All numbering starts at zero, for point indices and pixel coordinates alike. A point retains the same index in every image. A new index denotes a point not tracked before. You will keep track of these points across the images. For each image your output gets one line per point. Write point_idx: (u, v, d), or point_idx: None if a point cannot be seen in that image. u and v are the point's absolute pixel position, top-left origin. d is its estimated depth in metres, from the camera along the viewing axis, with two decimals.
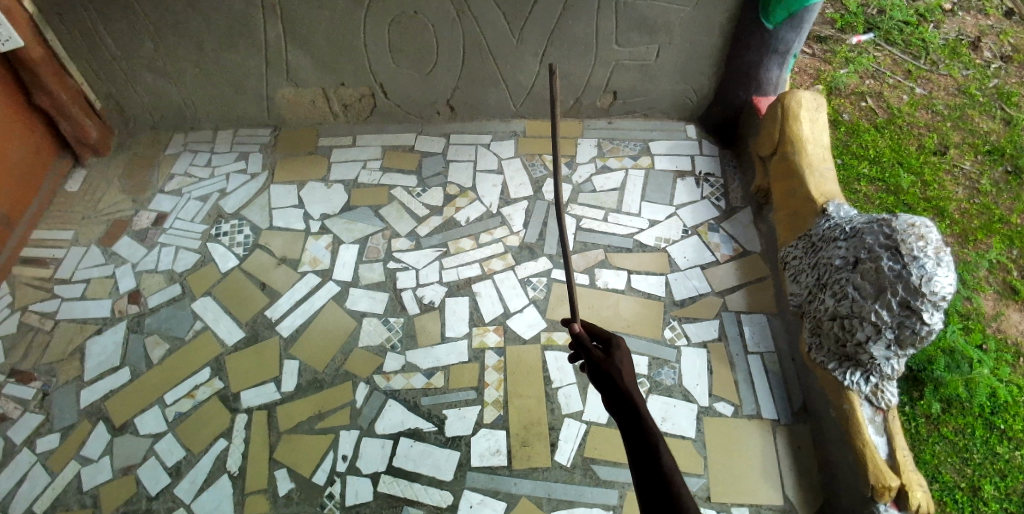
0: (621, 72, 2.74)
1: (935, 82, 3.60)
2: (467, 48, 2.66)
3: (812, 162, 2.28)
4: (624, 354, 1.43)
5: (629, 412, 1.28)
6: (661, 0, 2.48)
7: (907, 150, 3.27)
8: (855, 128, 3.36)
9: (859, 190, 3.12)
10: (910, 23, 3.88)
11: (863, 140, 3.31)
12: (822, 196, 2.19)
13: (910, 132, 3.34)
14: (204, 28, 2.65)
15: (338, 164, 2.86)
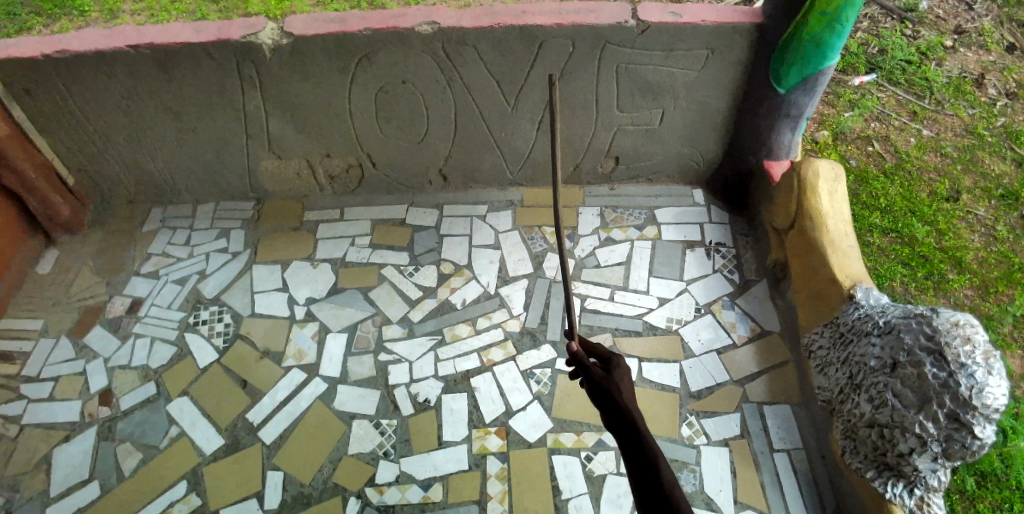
0: (625, 137, 2.56)
1: (941, 122, 3.36)
2: (459, 116, 2.45)
3: (834, 239, 2.10)
4: (624, 371, 1.33)
5: (630, 434, 1.19)
6: (666, 64, 2.28)
7: (918, 197, 3.05)
8: (864, 176, 3.14)
9: (872, 242, 2.91)
10: (914, 58, 3.61)
11: (873, 188, 3.10)
12: (848, 279, 2.01)
13: (920, 178, 3.12)
14: (179, 100, 2.42)
15: (324, 241, 2.69)
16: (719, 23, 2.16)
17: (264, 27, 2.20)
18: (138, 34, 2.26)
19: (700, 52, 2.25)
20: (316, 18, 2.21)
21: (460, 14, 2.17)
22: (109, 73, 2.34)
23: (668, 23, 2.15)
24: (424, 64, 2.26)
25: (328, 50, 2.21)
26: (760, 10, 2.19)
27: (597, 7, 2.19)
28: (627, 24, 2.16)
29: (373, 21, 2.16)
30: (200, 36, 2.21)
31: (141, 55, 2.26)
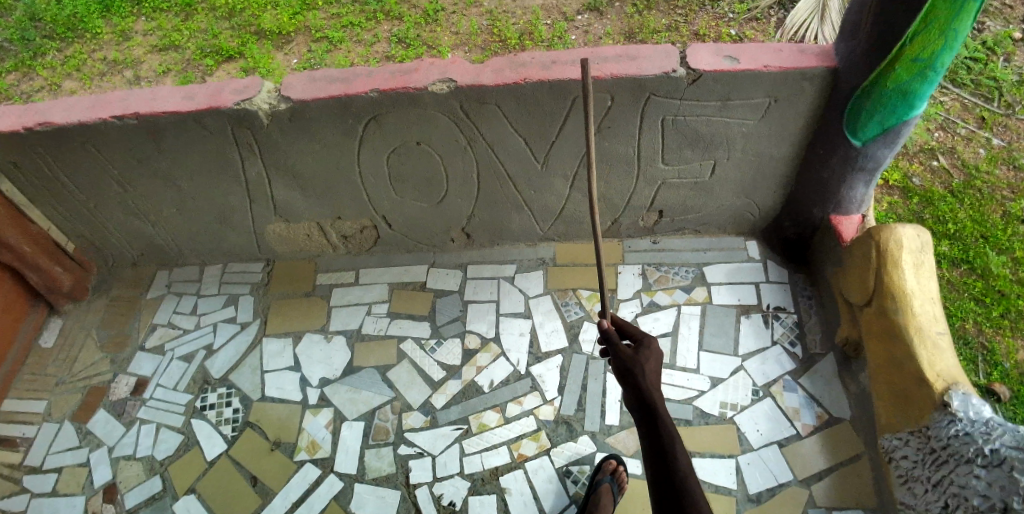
0: (669, 190, 2.25)
1: (1014, 129, 2.82)
2: (482, 176, 2.17)
3: (922, 326, 1.81)
4: (653, 351, 1.37)
5: (649, 416, 1.26)
6: (722, 114, 1.96)
7: (990, 221, 2.59)
8: (927, 196, 2.65)
9: (939, 275, 2.50)
10: (979, 55, 3.03)
11: (942, 211, 2.61)
12: (941, 378, 1.71)
13: (992, 197, 2.64)
14: (174, 169, 2.20)
15: (338, 308, 2.46)
16: (785, 68, 1.83)
17: (259, 90, 1.94)
18: (125, 101, 2.03)
19: (761, 99, 1.92)
20: (316, 77, 1.93)
21: (478, 68, 1.88)
22: (97, 143, 2.12)
23: (723, 70, 1.82)
24: (440, 123, 1.96)
25: (333, 113, 1.94)
26: (832, 48, 1.87)
27: (637, 54, 1.88)
28: (672, 74, 1.84)
29: (380, 79, 1.88)
30: (190, 104, 1.97)
31: (131, 125, 2.03)
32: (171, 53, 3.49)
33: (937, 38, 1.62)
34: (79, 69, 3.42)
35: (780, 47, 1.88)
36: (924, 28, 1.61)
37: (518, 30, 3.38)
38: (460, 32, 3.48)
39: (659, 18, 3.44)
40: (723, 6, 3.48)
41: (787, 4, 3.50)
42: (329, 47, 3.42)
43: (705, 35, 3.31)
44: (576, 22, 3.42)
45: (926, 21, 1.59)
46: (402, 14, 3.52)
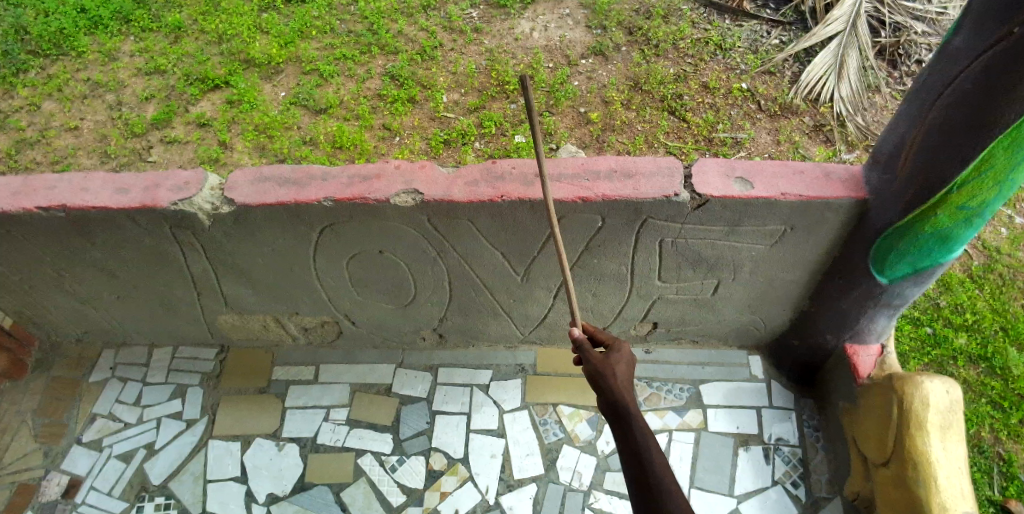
0: (666, 305, 2.01)
1: None
2: (454, 284, 1.93)
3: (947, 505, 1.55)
4: (623, 354, 1.43)
5: (620, 416, 1.32)
6: (728, 238, 1.71)
7: (1013, 311, 2.32)
8: (946, 280, 2.39)
9: (957, 373, 2.22)
10: None
11: (961, 299, 2.35)
12: None
13: (1015, 283, 2.37)
14: (113, 260, 1.96)
15: (293, 412, 2.23)
16: (806, 197, 1.59)
17: (200, 188, 1.71)
18: (53, 189, 1.79)
19: (775, 226, 1.68)
20: (265, 176, 1.70)
21: (448, 177, 1.63)
22: (24, 233, 1.88)
23: (735, 196, 1.58)
24: (408, 236, 1.72)
25: (281, 219, 1.70)
26: (862, 175, 1.63)
27: (635, 169, 1.62)
28: (675, 198, 1.58)
29: (337, 186, 1.64)
30: (123, 199, 1.73)
31: (59, 219, 1.79)
32: (156, 79, 3.22)
33: (988, 188, 1.36)
34: (60, 89, 3.22)
35: (801, 168, 1.65)
36: (975, 177, 1.35)
37: (517, 73, 3.10)
38: (456, 72, 3.14)
39: (668, 67, 3.14)
40: (735, 56, 3.17)
41: (804, 58, 3.16)
42: (319, 81, 3.14)
43: (716, 89, 3.04)
44: (579, 66, 3.14)
45: (979, 171, 1.34)
46: (397, 48, 3.26)
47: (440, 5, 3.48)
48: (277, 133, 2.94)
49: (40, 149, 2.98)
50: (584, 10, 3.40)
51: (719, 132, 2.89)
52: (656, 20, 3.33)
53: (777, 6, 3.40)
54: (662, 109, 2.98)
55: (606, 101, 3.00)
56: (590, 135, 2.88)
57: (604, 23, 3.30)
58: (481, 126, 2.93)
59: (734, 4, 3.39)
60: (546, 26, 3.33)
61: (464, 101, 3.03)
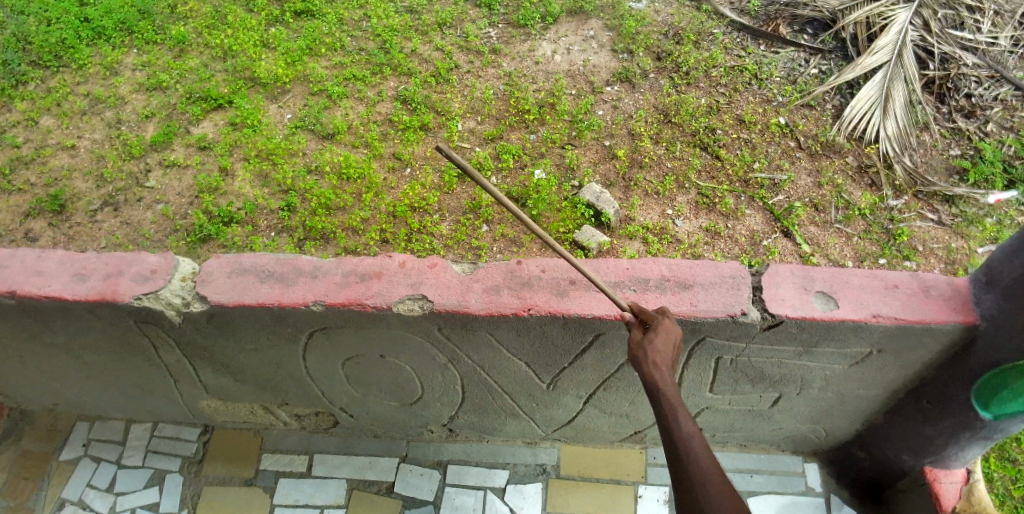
0: (714, 414, 1.73)
1: None
2: (468, 387, 1.65)
3: None
4: (661, 332, 1.16)
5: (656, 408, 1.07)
6: (801, 359, 1.43)
7: None
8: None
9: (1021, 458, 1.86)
10: None
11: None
12: None
13: None
14: (75, 345, 1.70)
15: (282, 509, 1.96)
16: (901, 320, 1.29)
17: (168, 278, 1.46)
18: (4, 269, 1.53)
19: (858, 349, 1.39)
20: (245, 267, 1.44)
21: (464, 281, 1.35)
22: None
23: (815, 318, 1.27)
24: (412, 344, 1.45)
25: (261, 320, 1.42)
26: (969, 292, 1.33)
27: (692, 277, 1.33)
28: (741, 317, 1.28)
29: (329, 286, 1.37)
30: (80, 288, 1.48)
31: (8, 306, 1.53)
32: (156, 96, 2.95)
33: None
34: (59, 104, 2.94)
35: (893, 281, 1.35)
36: None
37: (538, 101, 2.78)
38: (473, 97, 2.83)
39: (698, 98, 2.76)
40: (772, 87, 2.76)
41: (847, 90, 2.72)
42: (327, 103, 2.85)
43: (752, 123, 2.64)
44: (605, 94, 2.80)
45: None
46: (410, 69, 2.97)
47: (456, 22, 3.19)
48: (281, 160, 2.65)
49: (34, 169, 2.69)
50: (610, 31, 3.09)
51: (756, 172, 2.48)
52: (686, 44, 2.96)
53: (816, 30, 2.96)
54: (691, 144, 2.60)
55: (632, 134, 2.65)
56: (615, 172, 2.52)
57: (631, 46, 2.98)
58: (498, 158, 2.59)
59: (770, 28, 2.96)
60: (569, 49, 3.02)
61: (479, 130, 2.72)
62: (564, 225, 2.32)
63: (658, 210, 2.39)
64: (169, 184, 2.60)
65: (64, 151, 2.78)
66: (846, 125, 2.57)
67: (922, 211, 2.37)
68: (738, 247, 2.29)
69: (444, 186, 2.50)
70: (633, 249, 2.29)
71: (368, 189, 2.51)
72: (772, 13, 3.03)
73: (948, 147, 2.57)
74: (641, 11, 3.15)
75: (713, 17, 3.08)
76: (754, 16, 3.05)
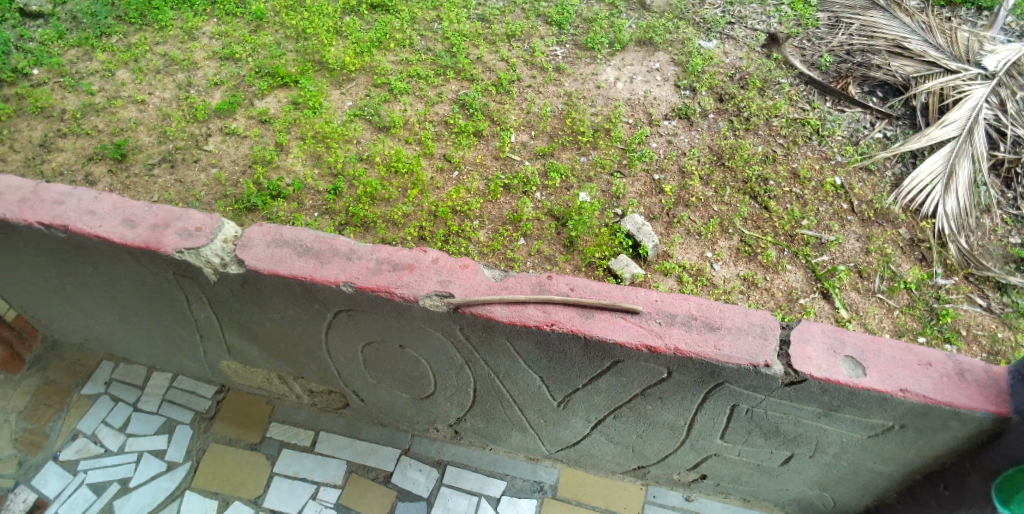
0: (721, 462, 1.68)
1: None
2: (479, 392, 1.66)
3: None
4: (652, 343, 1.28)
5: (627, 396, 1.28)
6: (819, 421, 1.40)
7: None
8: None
9: None
10: None
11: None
12: None
13: None
14: (112, 287, 1.79)
15: (280, 480, 2.01)
16: (930, 399, 1.24)
17: (211, 237, 1.52)
18: (62, 206, 1.64)
19: (880, 420, 1.34)
20: (284, 240, 1.49)
21: (491, 286, 1.38)
22: (25, 244, 1.73)
23: (839, 381, 1.25)
24: (432, 339, 1.47)
25: (292, 292, 1.47)
26: (1004, 383, 1.26)
27: (720, 320, 1.32)
28: (763, 368, 1.27)
29: (361, 269, 1.41)
30: (127, 233, 1.55)
31: (59, 239, 1.63)
32: (228, 66, 3.08)
33: None
34: (136, 60, 3.10)
35: (928, 359, 1.30)
36: None
37: (593, 125, 2.81)
38: (529, 111, 2.86)
39: (755, 145, 2.74)
40: (832, 144, 2.71)
41: (909, 159, 2.66)
42: (387, 97, 2.93)
43: (806, 179, 2.60)
44: (661, 128, 2.80)
45: None
46: (473, 75, 3.03)
47: (526, 36, 3.24)
48: (335, 144, 2.73)
49: (104, 117, 2.86)
50: (675, 66, 3.09)
51: (805, 229, 2.44)
52: (751, 90, 2.94)
53: (886, 94, 2.90)
54: (741, 192, 2.57)
55: (682, 171, 2.64)
56: (660, 207, 2.52)
57: (695, 84, 2.98)
58: (544, 176, 2.61)
59: (838, 86, 2.91)
60: (632, 78, 3.04)
61: (531, 145, 2.74)
62: (600, 251, 2.33)
63: (696, 251, 2.38)
64: (226, 150, 2.72)
65: (132, 105, 2.93)
66: (904, 195, 2.50)
67: (972, 295, 2.29)
68: (773, 300, 2.26)
69: (488, 194, 2.53)
70: (666, 285, 2.27)
71: (413, 185, 2.56)
72: (843, 70, 3.00)
73: (1011, 235, 2.47)
74: (710, 51, 3.14)
75: (783, 66, 3.05)
76: (824, 71, 3.03)
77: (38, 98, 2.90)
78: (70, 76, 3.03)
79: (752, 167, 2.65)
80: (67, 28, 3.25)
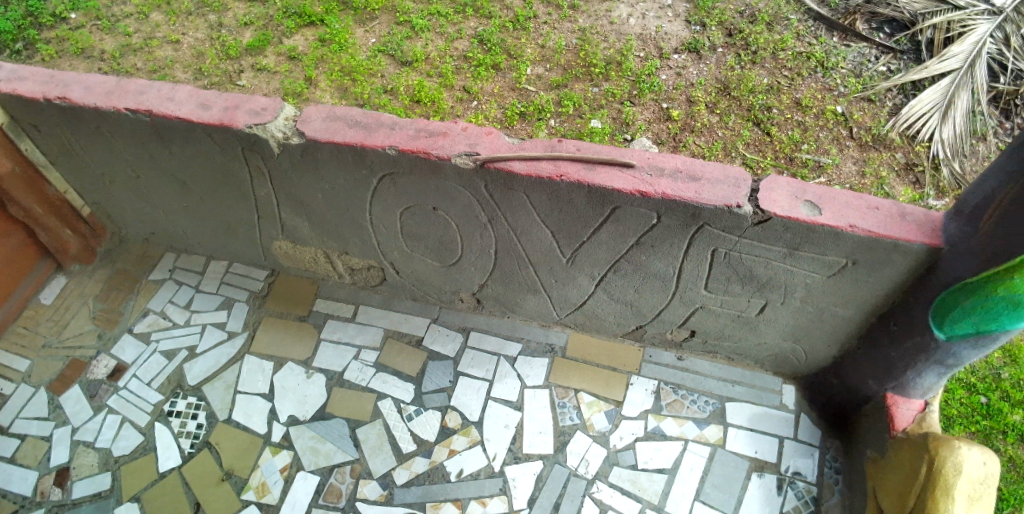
0: (706, 315, 1.99)
1: None
2: (501, 253, 1.99)
3: None
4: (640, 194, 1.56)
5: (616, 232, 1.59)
6: (785, 261, 1.67)
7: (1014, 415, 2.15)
8: (1013, 351, 2.27)
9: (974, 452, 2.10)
10: None
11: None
12: None
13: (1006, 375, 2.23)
14: (185, 171, 2.08)
15: (326, 345, 2.32)
16: (873, 233, 1.49)
17: (275, 116, 1.78)
18: (142, 94, 1.89)
19: (835, 258, 1.60)
20: (337, 116, 1.76)
21: (511, 148, 1.64)
22: (111, 131, 2.00)
23: (799, 218, 1.51)
24: (461, 198, 1.78)
25: (345, 159, 1.76)
26: (940, 222, 1.49)
27: (701, 173, 1.58)
28: (736, 209, 1.53)
29: (403, 136, 1.68)
30: (203, 114, 1.82)
31: (142, 122, 1.90)
32: (257, 6, 3.31)
33: None
34: (169, 4, 3.35)
35: (876, 203, 1.54)
36: None
37: (606, 57, 2.99)
38: (545, 45, 3.06)
39: (761, 77, 2.90)
40: (836, 77, 2.87)
41: (910, 90, 2.81)
42: (409, 33, 3.14)
43: (808, 107, 2.78)
44: (671, 61, 2.97)
45: None
46: (491, 13, 3.21)
47: None
48: (361, 78, 2.99)
49: (142, 57, 3.10)
50: (687, 3, 3.21)
51: (802, 152, 2.63)
52: (759, 24, 3.07)
53: (894, 30, 3.02)
54: (745, 118, 2.77)
55: (690, 101, 2.84)
56: (668, 133, 2.73)
57: (705, 20, 3.12)
58: (559, 104, 2.85)
59: (845, 22, 3.05)
60: (645, 14, 3.17)
61: (546, 76, 2.95)
62: None
63: None
64: (258, 84, 2.99)
65: (167, 44, 3.18)
66: (901, 123, 2.68)
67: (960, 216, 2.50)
68: None
69: (505, 120, 2.78)
70: None
71: (435, 113, 2.84)
72: (852, 7, 3.10)
73: None
74: None
75: (791, 3, 3.16)
76: (833, 8, 3.13)
77: (78, 41, 3.15)
78: (107, 18, 3.28)
79: (756, 96, 2.84)
80: None
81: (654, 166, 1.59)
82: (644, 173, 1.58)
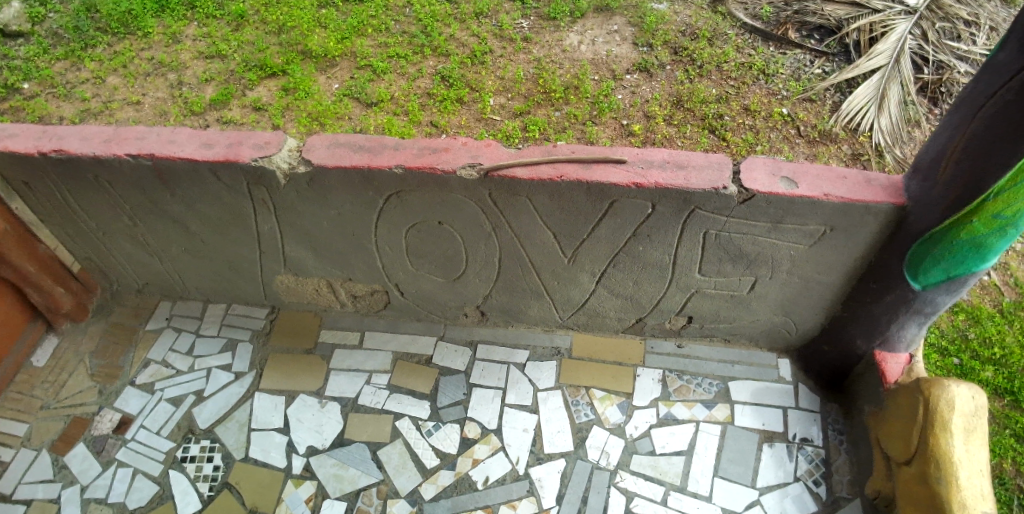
0: (703, 299, 2.14)
1: None
2: (504, 260, 2.09)
3: (955, 470, 1.64)
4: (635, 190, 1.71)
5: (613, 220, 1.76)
6: (770, 236, 1.82)
7: (987, 370, 2.33)
8: (975, 313, 2.46)
9: None
10: None
11: (989, 332, 2.41)
12: None
13: (975, 335, 2.41)
14: (187, 212, 2.12)
15: (337, 374, 2.34)
16: (846, 199, 1.66)
17: (280, 148, 1.86)
18: (142, 140, 1.93)
19: (815, 227, 1.77)
20: (340, 143, 1.85)
21: (511, 155, 1.76)
22: (109, 179, 2.03)
23: (779, 193, 1.67)
24: (466, 208, 1.89)
25: (353, 182, 1.85)
26: (901, 183, 1.68)
27: (687, 161, 1.73)
28: (723, 191, 1.69)
29: (407, 155, 1.78)
30: (207, 153, 1.87)
31: (144, 167, 1.94)
32: (216, 63, 3.06)
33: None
34: (125, 66, 3.05)
35: (844, 174, 1.72)
36: (1013, 186, 1.41)
37: (564, 83, 2.90)
38: (505, 77, 2.94)
39: (709, 88, 2.90)
40: (777, 82, 2.92)
41: (845, 88, 2.92)
42: (371, 76, 2.95)
43: (757, 111, 2.79)
44: (625, 81, 2.93)
45: (1016, 181, 1.39)
46: (448, 51, 3.06)
47: (493, 12, 3.27)
48: (330, 122, 2.77)
49: (102, 120, 2.83)
50: (632, 27, 3.19)
51: (758, 152, 2.63)
52: (701, 41, 3.09)
53: (823, 36, 3.15)
54: (700, 127, 2.74)
55: (648, 115, 2.78)
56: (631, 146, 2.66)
57: (651, 40, 3.10)
58: (525, 130, 2.72)
59: (780, 31, 3.13)
60: (594, 41, 3.12)
61: (509, 106, 2.83)
62: None
63: None
64: None
65: (128, 106, 2.91)
66: (843, 118, 2.75)
67: None
68: None
69: None
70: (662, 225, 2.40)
71: None
72: (782, 18, 3.20)
73: None
74: (661, 11, 3.25)
75: (728, 19, 3.21)
76: (766, 21, 3.19)
77: (34, 109, 2.87)
78: (62, 86, 2.97)
79: (725, 110, 2.80)
80: (50, 44, 3.16)
81: (647, 161, 1.73)
82: (638, 167, 1.72)
